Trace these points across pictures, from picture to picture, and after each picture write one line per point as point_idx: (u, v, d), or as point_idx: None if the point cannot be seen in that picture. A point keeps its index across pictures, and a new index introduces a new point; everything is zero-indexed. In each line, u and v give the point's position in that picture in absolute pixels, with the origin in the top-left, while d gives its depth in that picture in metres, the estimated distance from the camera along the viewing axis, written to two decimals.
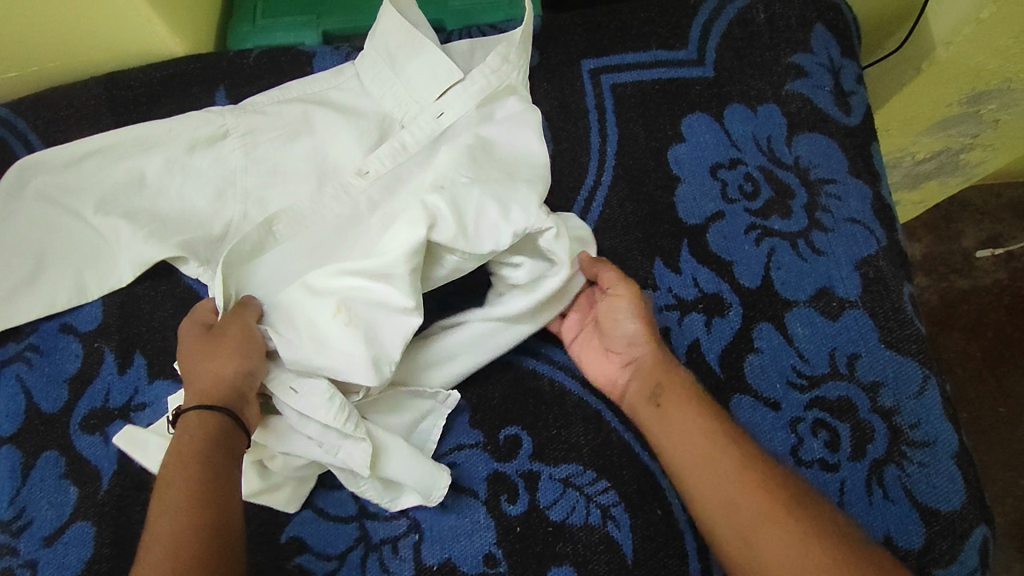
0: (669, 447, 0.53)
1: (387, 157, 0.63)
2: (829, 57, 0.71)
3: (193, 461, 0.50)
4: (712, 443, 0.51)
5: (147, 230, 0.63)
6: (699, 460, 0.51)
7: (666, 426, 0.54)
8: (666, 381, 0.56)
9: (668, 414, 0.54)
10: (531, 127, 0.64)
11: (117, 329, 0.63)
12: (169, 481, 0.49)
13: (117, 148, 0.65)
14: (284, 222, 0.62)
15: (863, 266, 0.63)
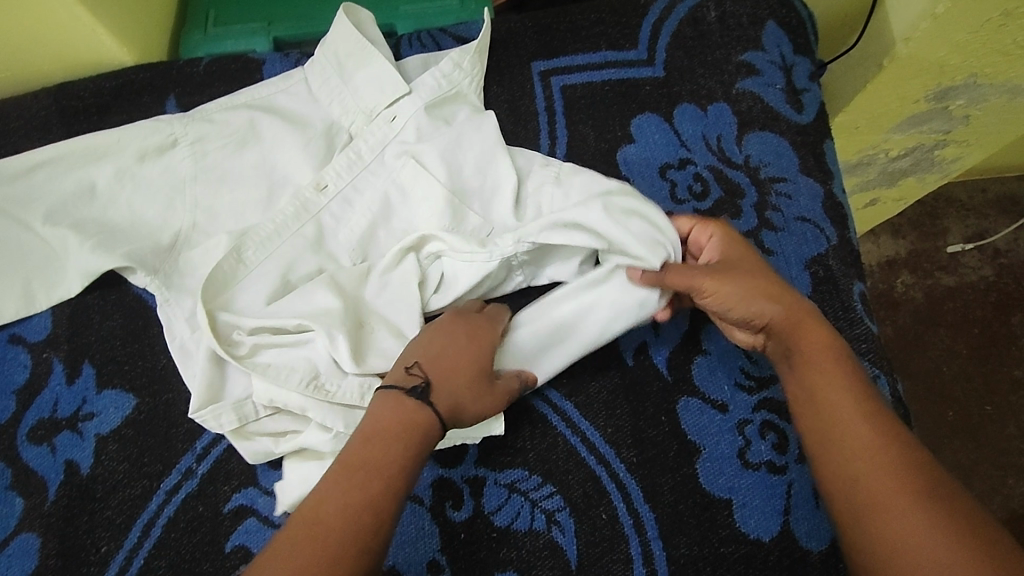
0: (817, 409, 0.49)
1: (343, 168, 0.64)
2: (780, 55, 0.71)
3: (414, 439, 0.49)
4: (860, 412, 0.48)
5: (95, 240, 0.63)
6: (844, 426, 0.48)
7: (809, 387, 0.51)
8: (813, 338, 0.52)
9: (816, 373, 0.51)
10: (489, 135, 0.65)
11: (66, 339, 0.63)
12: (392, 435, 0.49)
13: (65, 158, 0.65)
14: (252, 248, 0.61)
15: (813, 265, 0.63)
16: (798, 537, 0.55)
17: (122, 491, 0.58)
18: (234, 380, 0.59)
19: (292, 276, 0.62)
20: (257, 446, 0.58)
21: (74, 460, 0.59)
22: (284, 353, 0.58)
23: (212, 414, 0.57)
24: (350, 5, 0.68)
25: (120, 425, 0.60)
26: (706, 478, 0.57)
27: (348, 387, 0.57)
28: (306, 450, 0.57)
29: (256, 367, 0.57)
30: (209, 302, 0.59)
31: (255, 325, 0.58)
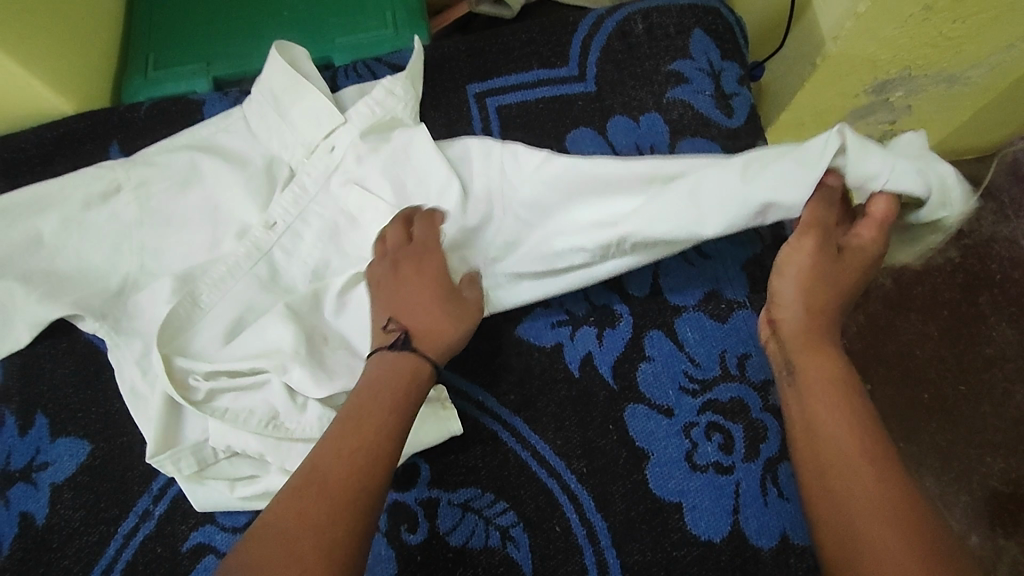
0: (812, 437, 0.50)
1: (289, 203, 0.65)
2: (708, 61, 0.73)
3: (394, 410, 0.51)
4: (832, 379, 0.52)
5: (40, 291, 0.64)
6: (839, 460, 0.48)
7: (800, 334, 0.54)
8: (818, 364, 0.52)
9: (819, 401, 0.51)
10: (425, 142, 0.64)
11: (19, 391, 0.64)
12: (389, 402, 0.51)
13: (10, 210, 0.66)
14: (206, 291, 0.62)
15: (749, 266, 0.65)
16: (748, 535, 0.56)
17: (80, 538, 0.58)
18: (192, 424, 0.59)
19: (244, 311, 0.62)
20: (212, 493, 0.58)
21: (30, 511, 0.59)
22: (241, 391, 0.59)
23: (169, 461, 0.57)
24: (282, 43, 0.70)
25: (75, 473, 0.61)
26: (656, 484, 0.58)
27: (305, 422, 0.57)
28: (265, 494, 0.58)
29: (213, 409, 0.58)
30: (164, 346, 0.60)
31: (212, 370, 0.58)
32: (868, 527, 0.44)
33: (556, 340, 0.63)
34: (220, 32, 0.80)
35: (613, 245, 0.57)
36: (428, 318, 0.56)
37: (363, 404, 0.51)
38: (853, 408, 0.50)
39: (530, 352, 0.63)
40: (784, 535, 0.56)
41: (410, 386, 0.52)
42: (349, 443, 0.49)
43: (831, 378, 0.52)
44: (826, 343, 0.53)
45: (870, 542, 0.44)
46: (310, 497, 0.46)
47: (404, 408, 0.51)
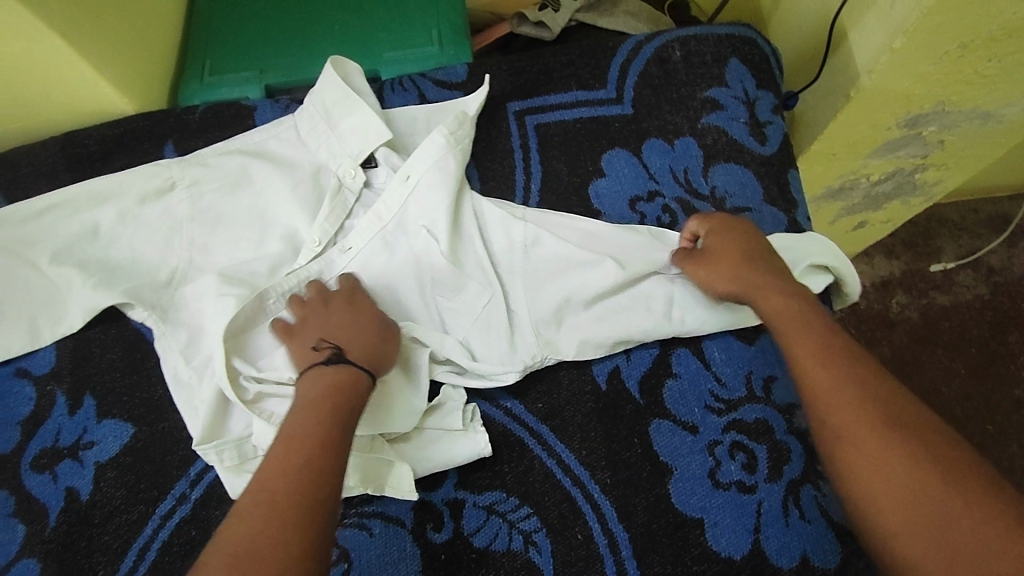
0: (800, 373, 0.53)
1: (364, 233, 0.67)
2: (744, 90, 0.75)
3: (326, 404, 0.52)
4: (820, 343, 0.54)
5: (95, 279, 0.68)
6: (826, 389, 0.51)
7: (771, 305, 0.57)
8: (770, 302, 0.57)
9: (790, 336, 0.55)
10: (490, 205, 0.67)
11: (69, 372, 0.66)
12: (323, 399, 0.53)
13: (72, 201, 0.70)
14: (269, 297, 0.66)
15: None
16: (768, 554, 0.56)
17: (120, 517, 0.61)
18: (239, 417, 0.62)
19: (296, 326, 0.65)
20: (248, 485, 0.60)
21: (75, 487, 0.62)
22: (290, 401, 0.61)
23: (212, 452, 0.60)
24: (337, 58, 0.73)
25: (118, 453, 0.63)
26: (678, 498, 0.59)
27: None
28: None
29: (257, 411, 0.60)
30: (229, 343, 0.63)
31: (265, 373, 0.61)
32: (863, 442, 0.48)
33: None
34: (274, 42, 0.84)
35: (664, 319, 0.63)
36: (353, 335, 0.59)
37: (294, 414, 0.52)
38: (827, 354, 0.53)
39: (559, 363, 0.64)
40: (805, 557, 0.56)
41: (337, 386, 0.54)
42: (292, 431, 0.50)
43: (792, 313, 0.56)
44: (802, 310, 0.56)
45: (866, 453, 0.48)
46: (275, 480, 0.47)
47: (341, 401, 0.53)
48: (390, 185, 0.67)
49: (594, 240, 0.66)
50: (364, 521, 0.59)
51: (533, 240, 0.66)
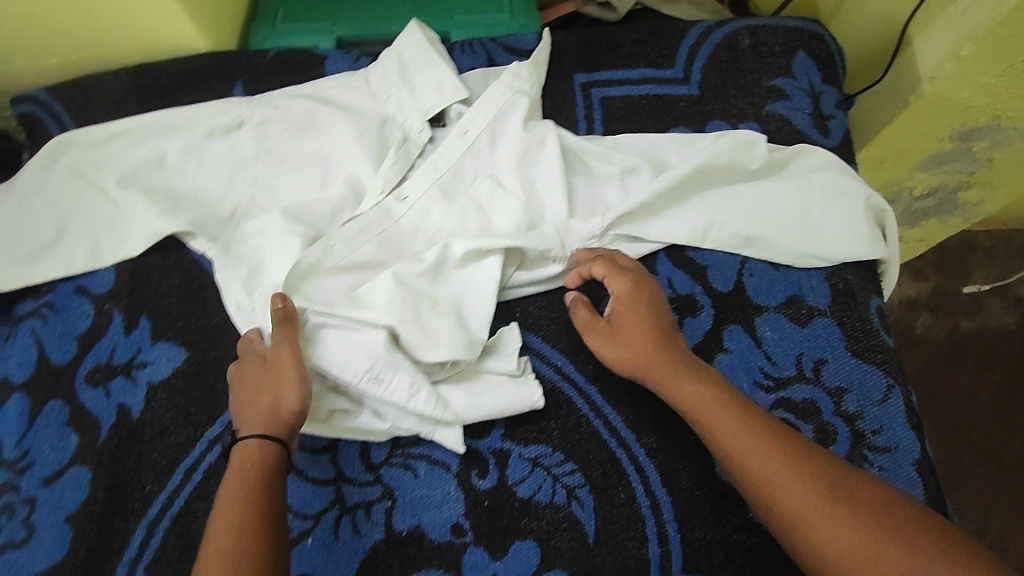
0: (740, 472, 0.53)
1: (423, 179, 0.69)
2: (809, 82, 0.74)
3: (249, 477, 0.53)
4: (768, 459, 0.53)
5: (161, 205, 0.68)
6: (774, 484, 0.52)
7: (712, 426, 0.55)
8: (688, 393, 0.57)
9: (720, 429, 0.55)
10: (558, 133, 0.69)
11: (127, 293, 0.67)
12: (239, 477, 0.53)
13: (143, 130, 0.71)
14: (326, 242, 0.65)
15: (833, 277, 0.65)
16: None
17: (169, 437, 0.62)
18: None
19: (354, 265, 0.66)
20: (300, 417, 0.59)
21: (126, 404, 0.63)
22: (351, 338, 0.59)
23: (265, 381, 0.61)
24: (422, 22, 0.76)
25: (170, 376, 0.64)
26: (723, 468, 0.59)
27: (400, 380, 0.58)
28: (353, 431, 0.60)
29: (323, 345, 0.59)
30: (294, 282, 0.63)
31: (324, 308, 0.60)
32: (819, 525, 0.50)
33: None
34: None
35: (743, 242, 0.66)
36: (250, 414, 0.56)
37: (220, 507, 0.52)
38: (779, 468, 0.52)
39: None
40: None
41: (255, 458, 0.54)
42: (224, 517, 0.52)
43: (715, 402, 0.56)
44: (739, 420, 0.55)
45: (826, 533, 0.49)
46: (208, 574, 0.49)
47: (259, 471, 0.54)
48: (449, 138, 0.70)
49: (664, 164, 0.68)
50: (410, 462, 0.60)
51: (608, 172, 0.69)
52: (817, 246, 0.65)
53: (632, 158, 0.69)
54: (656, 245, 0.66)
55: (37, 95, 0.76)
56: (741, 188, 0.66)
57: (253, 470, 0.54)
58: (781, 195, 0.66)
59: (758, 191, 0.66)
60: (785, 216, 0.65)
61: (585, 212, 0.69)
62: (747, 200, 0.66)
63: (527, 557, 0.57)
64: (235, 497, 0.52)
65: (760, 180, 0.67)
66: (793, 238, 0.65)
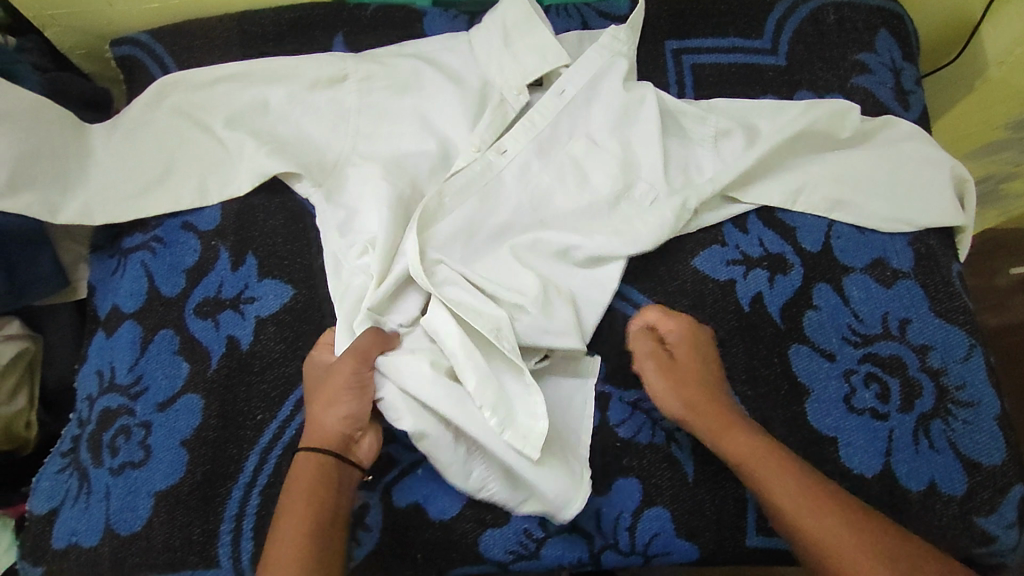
0: (791, 528, 0.51)
1: (521, 135, 0.70)
2: (891, 59, 0.76)
3: (303, 509, 0.52)
4: (825, 513, 0.50)
5: (268, 147, 0.69)
6: (828, 545, 0.48)
7: (760, 478, 0.53)
8: (732, 443, 0.56)
9: (767, 484, 0.53)
10: (653, 98, 0.72)
11: (233, 232, 0.69)
12: (289, 509, 0.52)
13: (248, 76, 0.72)
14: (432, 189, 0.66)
15: (915, 242, 0.68)
16: (898, 476, 0.60)
17: (278, 369, 0.64)
18: (411, 303, 0.64)
19: (454, 214, 0.67)
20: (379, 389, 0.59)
21: (235, 336, 0.65)
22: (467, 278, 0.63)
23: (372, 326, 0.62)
24: None
25: (278, 311, 0.66)
26: (814, 417, 0.62)
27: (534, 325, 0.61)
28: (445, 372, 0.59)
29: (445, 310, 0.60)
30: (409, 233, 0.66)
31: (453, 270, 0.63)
32: None
33: (730, 276, 0.67)
34: None
35: (831, 209, 0.68)
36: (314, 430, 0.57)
37: (275, 543, 0.50)
38: (835, 524, 0.49)
39: (705, 282, 0.67)
40: (932, 483, 0.60)
41: (308, 488, 0.53)
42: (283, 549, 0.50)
43: (761, 453, 0.55)
44: (787, 469, 0.53)
45: None
46: None
47: (319, 499, 0.53)
48: (546, 96, 0.72)
49: (757, 130, 0.71)
50: None
51: (701, 136, 0.71)
52: (903, 214, 0.67)
53: (726, 123, 0.71)
54: (749, 204, 0.69)
55: (140, 38, 0.78)
56: (832, 155, 0.69)
57: (308, 500, 0.53)
58: (872, 164, 0.68)
59: (849, 156, 0.69)
60: (873, 185, 0.68)
61: (678, 173, 0.71)
62: (838, 167, 0.68)
63: (630, 493, 0.60)
64: (291, 529, 0.51)
65: (850, 149, 0.69)
66: (881, 204, 0.67)
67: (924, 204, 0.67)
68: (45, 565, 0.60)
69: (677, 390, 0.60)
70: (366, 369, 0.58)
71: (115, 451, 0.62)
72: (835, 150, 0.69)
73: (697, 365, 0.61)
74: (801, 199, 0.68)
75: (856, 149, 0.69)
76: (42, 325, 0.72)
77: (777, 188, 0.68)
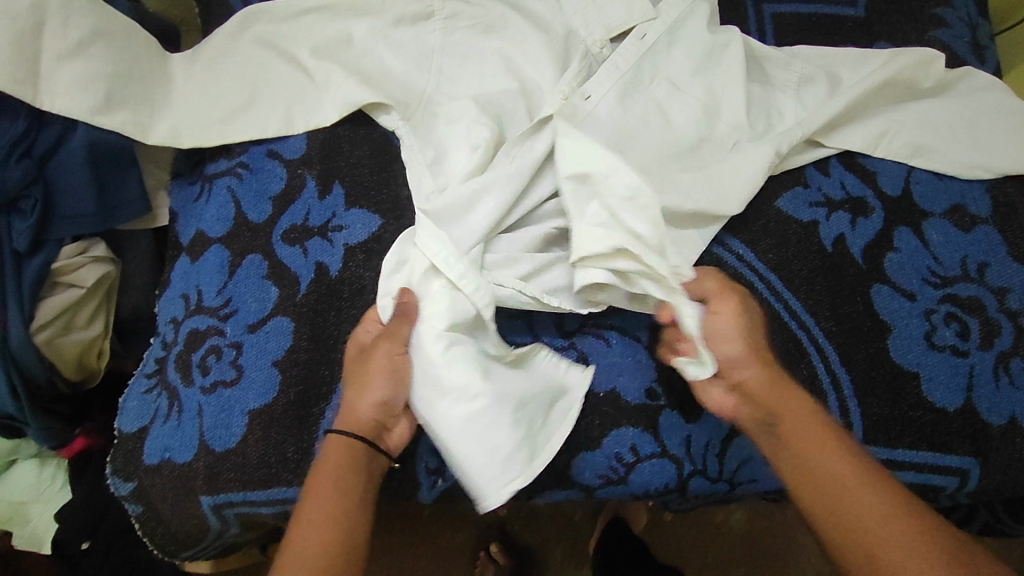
0: (833, 507, 0.49)
1: (606, 78, 0.69)
2: (967, 14, 0.77)
3: (329, 504, 0.50)
4: (875, 500, 0.48)
5: (356, 77, 0.68)
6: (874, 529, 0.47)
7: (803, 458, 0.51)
8: (835, 462, 0.50)
9: (845, 505, 0.48)
10: (738, 42, 0.71)
11: (319, 160, 0.69)
12: (317, 499, 0.51)
13: (332, 8, 0.71)
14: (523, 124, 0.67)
15: (993, 189, 0.69)
16: (979, 411, 0.62)
17: (368, 295, 0.65)
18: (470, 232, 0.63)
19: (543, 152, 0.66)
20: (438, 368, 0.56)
21: (324, 263, 0.65)
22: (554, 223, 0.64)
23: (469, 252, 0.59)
24: None
25: (366, 240, 0.66)
26: (896, 353, 0.64)
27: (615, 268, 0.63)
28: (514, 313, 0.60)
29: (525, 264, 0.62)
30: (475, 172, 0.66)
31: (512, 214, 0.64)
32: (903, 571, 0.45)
33: (813, 218, 0.68)
34: None
35: (911, 155, 0.69)
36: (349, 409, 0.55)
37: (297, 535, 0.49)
38: (876, 510, 0.48)
39: (788, 223, 0.68)
40: (1012, 418, 0.62)
41: (340, 478, 0.52)
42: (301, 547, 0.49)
43: (815, 429, 0.52)
44: (833, 447, 0.51)
45: None
46: None
47: (349, 492, 0.51)
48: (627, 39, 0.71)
49: (842, 79, 0.71)
50: (602, 333, 0.64)
51: (785, 82, 0.71)
52: (983, 161, 0.69)
53: (808, 71, 0.72)
54: (831, 148, 0.70)
55: None
56: (913, 103, 0.70)
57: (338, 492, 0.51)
58: (951, 112, 0.70)
59: (928, 104, 0.70)
60: (953, 133, 0.69)
61: (760, 117, 0.70)
62: (919, 114, 0.70)
63: (718, 423, 0.62)
64: (316, 525, 0.50)
65: (930, 99, 0.71)
66: (962, 151, 0.69)
67: (1005, 152, 0.69)
68: (138, 480, 0.62)
69: (731, 346, 0.54)
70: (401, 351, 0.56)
71: (205, 371, 0.63)
72: (914, 98, 0.71)
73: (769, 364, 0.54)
74: (881, 145, 0.69)
75: (936, 98, 0.71)
76: (121, 251, 0.71)
77: (859, 135, 0.69)
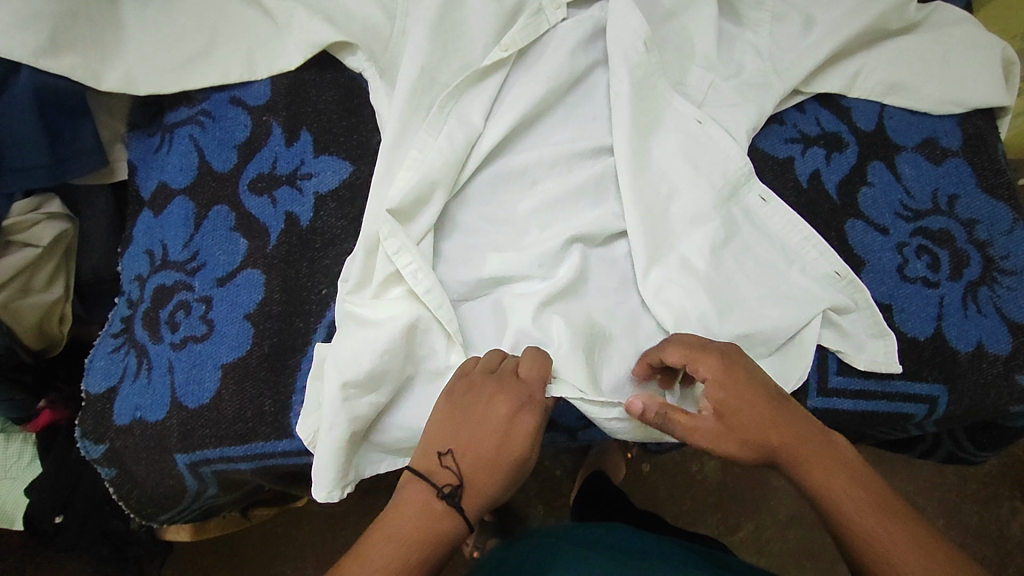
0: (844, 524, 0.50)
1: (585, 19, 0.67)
2: None
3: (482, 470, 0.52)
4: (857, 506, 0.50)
5: (319, 14, 0.65)
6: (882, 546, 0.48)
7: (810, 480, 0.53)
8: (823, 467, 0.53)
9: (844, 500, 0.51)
10: None
11: (285, 106, 0.66)
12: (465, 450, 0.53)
13: None
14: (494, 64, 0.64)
15: (964, 123, 0.70)
16: (949, 339, 0.64)
17: (341, 244, 0.63)
18: (430, 212, 0.60)
19: (506, 106, 0.64)
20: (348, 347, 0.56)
21: (295, 213, 0.63)
22: (512, 187, 0.64)
23: (415, 245, 0.59)
24: None
25: (338, 187, 0.64)
26: (871, 287, 0.64)
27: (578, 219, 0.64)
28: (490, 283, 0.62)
29: (489, 250, 0.63)
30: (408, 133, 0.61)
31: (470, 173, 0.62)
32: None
33: (789, 154, 0.68)
34: None
35: (885, 92, 0.70)
36: (481, 456, 0.52)
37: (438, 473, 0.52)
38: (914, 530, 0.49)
39: (765, 159, 0.68)
40: (980, 344, 0.64)
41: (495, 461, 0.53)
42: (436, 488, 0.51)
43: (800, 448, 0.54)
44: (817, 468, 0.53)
45: None
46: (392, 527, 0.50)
47: (494, 469, 0.53)
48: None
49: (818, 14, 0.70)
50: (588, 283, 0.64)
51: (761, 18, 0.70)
52: (955, 96, 0.69)
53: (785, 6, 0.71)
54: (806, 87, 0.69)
55: None
56: (888, 40, 0.70)
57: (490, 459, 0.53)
58: (924, 46, 0.70)
59: (903, 40, 0.70)
60: (928, 67, 0.69)
61: (738, 54, 0.69)
62: (893, 50, 0.69)
63: None
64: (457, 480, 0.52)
65: (905, 34, 0.70)
66: (935, 85, 0.69)
67: (977, 84, 0.69)
68: (110, 442, 0.60)
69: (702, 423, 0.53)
70: (527, 445, 0.54)
71: (174, 326, 0.61)
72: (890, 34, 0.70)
73: (745, 394, 0.54)
74: (857, 82, 0.69)
75: (911, 33, 0.70)
76: (79, 208, 0.69)
77: (835, 71, 0.69)
